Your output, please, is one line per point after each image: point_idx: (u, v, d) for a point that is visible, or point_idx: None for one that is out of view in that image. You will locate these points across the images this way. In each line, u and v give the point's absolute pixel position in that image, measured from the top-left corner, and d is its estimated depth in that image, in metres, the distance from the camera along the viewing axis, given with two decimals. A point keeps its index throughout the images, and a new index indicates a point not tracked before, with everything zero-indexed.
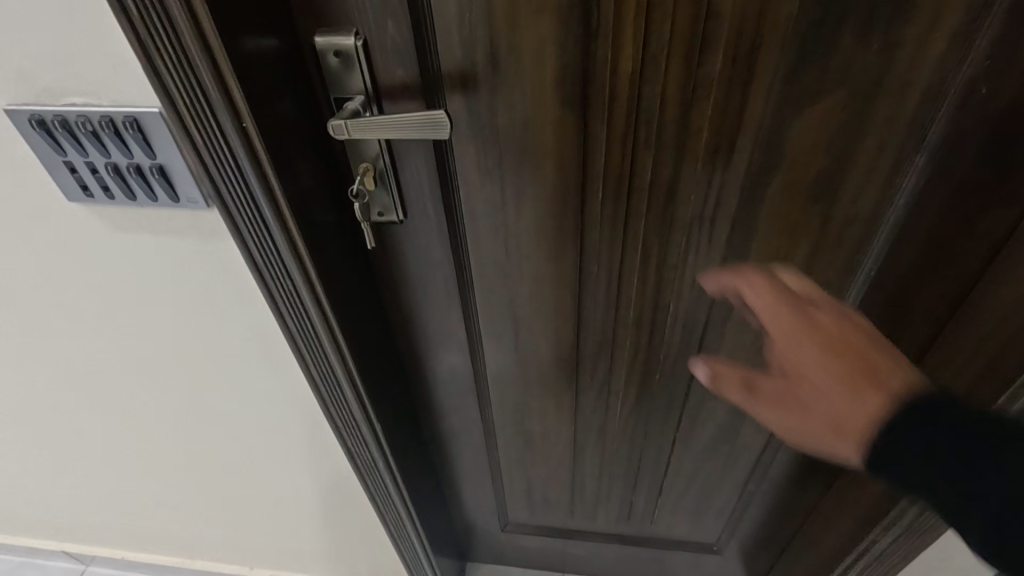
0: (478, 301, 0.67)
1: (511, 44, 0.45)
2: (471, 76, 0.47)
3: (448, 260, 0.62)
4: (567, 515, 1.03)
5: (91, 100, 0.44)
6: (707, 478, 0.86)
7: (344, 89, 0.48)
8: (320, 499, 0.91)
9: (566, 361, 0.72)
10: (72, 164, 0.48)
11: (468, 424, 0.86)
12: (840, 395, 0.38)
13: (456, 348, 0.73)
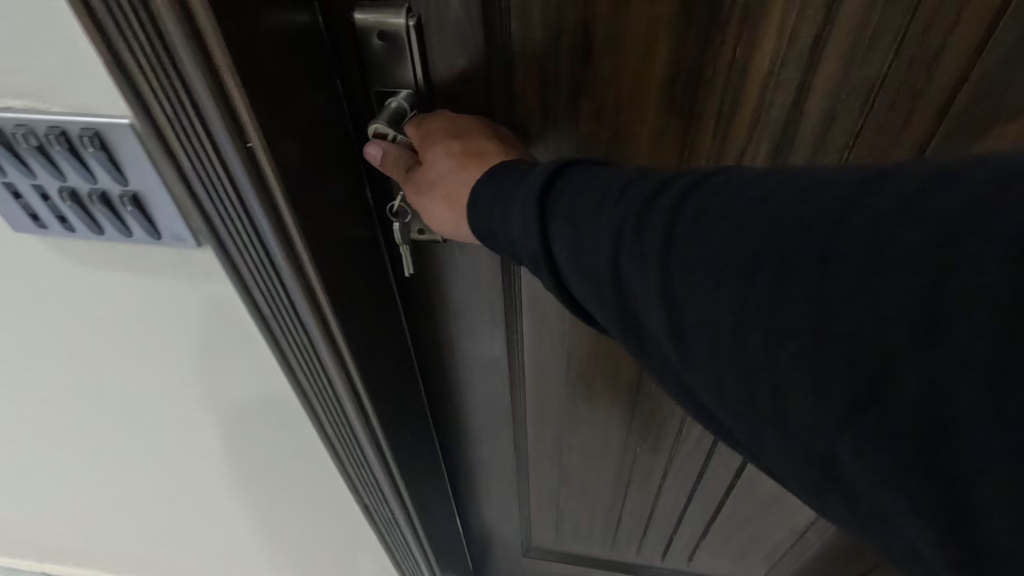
0: (525, 329, 0.58)
1: (609, 30, 0.34)
2: (552, 68, 0.37)
3: (497, 283, 0.53)
4: (598, 546, 0.96)
5: (34, 106, 0.33)
6: (761, 523, 0.78)
7: (385, 79, 0.37)
8: (322, 555, 0.79)
9: (621, 396, 0.63)
10: (16, 188, 0.37)
11: (500, 455, 0.77)
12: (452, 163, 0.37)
13: (494, 380, 0.64)
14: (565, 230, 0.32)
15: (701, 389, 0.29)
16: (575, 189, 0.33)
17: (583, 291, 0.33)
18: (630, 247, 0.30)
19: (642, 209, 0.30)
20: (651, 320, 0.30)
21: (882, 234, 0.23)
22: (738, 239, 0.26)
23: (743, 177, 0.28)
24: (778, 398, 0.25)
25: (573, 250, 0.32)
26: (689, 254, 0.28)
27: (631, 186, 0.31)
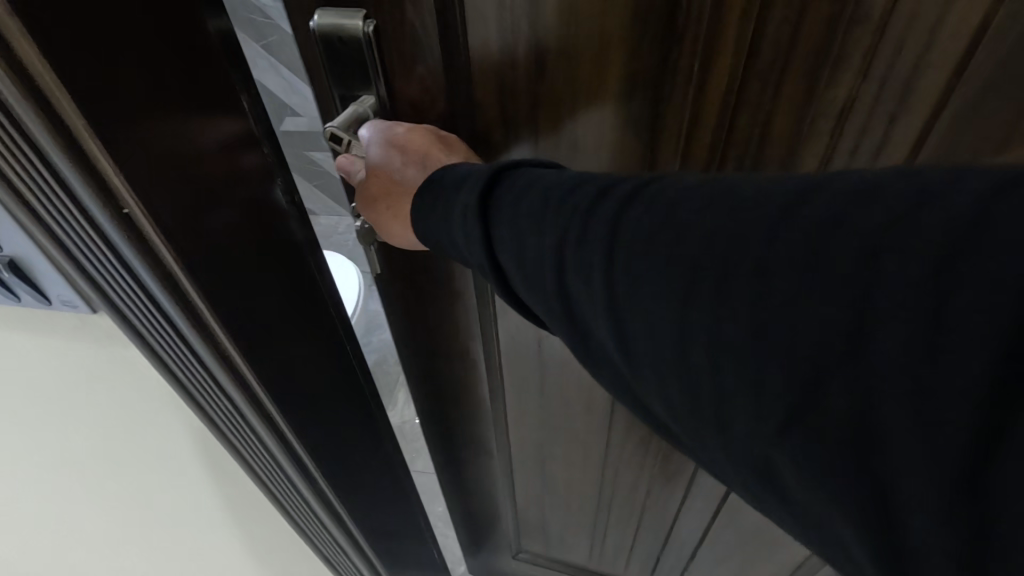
0: (503, 332, 0.57)
1: (559, 39, 0.34)
2: (511, 81, 0.36)
3: (469, 289, 0.52)
4: (587, 553, 0.94)
5: None
6: (749, 554, 0.75)
7: (351, 85, 0.37)
8: None
9: (599, 409, 0.62)
10: None
11: (483, 455, 0.78)
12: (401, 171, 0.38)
13: (473, 382, 0.64)
14: (508, 236, 0.32)
15: (647, 391, 0.29)
16: (520, 191, 0.32)
17: (532, 297, 0.33)
18: (572, 253, 0.29)
19: (582, 214, 0.29)
20: (597, 328, 0.30)
21: (805, 256, 0.22)
22: (671, 258, 0.25)
23: (677, 187, 0.27)
24: (713, 401, 0.25)
25: (517, 253, 0.32)
26: (627, 271, 0.27)
27: (573, 189, 0.31)
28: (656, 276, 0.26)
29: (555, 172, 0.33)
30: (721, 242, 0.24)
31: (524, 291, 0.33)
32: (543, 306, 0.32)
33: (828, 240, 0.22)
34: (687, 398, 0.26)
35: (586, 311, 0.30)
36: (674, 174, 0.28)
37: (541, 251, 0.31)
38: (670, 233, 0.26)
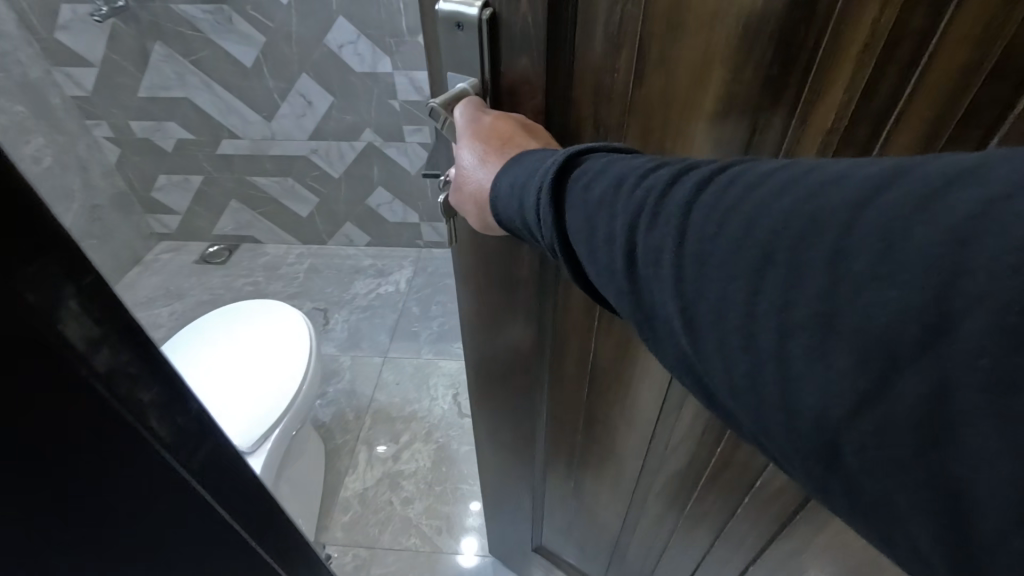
0: (562, 328, 0.60)
1: (663, 49, 0.41)
2: (608, 81, 0.44)
3: (531, 281, 0.56)
4: (607, 561, 0.95)
5: None
6: None
7: (464, 68, 0.47)
8: None
9: (641, 422, 0.65)
10: None
11: (516, 446, 0.83)
12: (482, 149, 0.47)
13: (517, 376, 0.69)
14: (576, 208, 0.42)
15: (704, 345, 0.36)
16: (596, 172, 0.42)
17: (594, 265, 0.42)
18: (644, 228, 0.38)
19: (660, 196, 0.38)
20: (660, 291, 0.38)
21: (882, 235, 0.29)
22: (746, 237, 0.34)
23: (760, 169, 0.35)
24: (756, 338, 0.33)
25: (584, 219, 0.41)
26: (702, 241, 0.35)
27: (649, 174, 0.39)
28: (729, 247, 0.34)
29: (621, 161, 0.41)
30: (797, 226, 0.32)
31: (583, 253, 0.42)
32: (607, 269, 0.41)
33: (908, 231, 0.28)
34: (749, 366, 0.34)
35: (655, 277, 0.38)
36: (747, 166, 0.36)
37: (615, 220, 0.40)
38: (747, 209, 0.34)
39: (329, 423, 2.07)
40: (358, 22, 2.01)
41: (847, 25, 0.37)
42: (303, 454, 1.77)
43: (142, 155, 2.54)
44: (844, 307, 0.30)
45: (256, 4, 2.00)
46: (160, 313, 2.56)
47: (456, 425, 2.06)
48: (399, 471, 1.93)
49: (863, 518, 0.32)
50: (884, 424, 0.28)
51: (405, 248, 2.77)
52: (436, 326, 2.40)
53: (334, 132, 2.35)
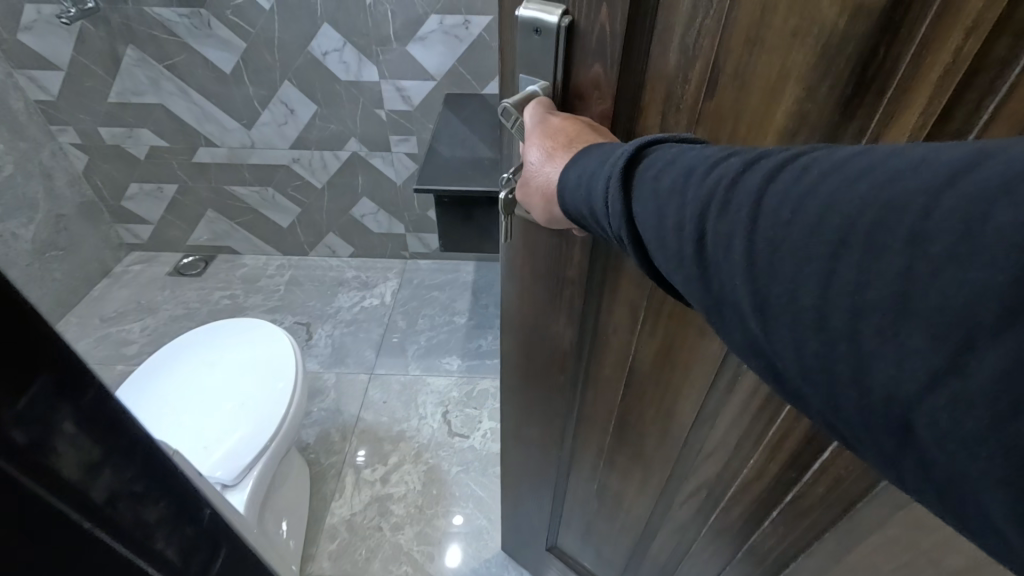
0: (603, 321, 0.70)
1: (737, 68, 0.43)
2: (677, 91, 0.47)
3: (582, 273, 0.65)
4: (630, 545, 1.02)
5: None
6: None
7: (537, 71, 0.52)
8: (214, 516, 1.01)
9: (680, 412, 0.71)
10: None
11: (550, 429, 0.93)
12: (545, 143, 0.51)
13: (558, 356, 0.78)
14: (646, 197, 0.43)
15: (778, 335, 0.37)
16: (666, 162, 0.43)
17: (662, 255, 0.43)
18: (716, 215, 0.39)
19: (729, 184, 0.39)
20: (736, 280, 0.38)
21: (963, 226, 0.29)
22: (821, 224, 0.34)
23: (840, 154, 0.36)
24: (836, 324, 0.33)
25: (652, 207, 0.43)
26: (775, 229, 0.36)
27: (719, 163, 0.40)
28: (808, 238, 0.35)
29: (690, 153, 0.43)
30: (874, 211, 0.32)
31: (649, 240, 0.43)
32: (678, 258, 0.42)
33: (988, 214, 0.28)
34: (823, 343, 0.34)
35: (726, 265, 0.39)
36: (821, 153, 0.37)
37: (686, 209, 0.41)
38: (825, 196, 0.35)
39: (314, 444, 2.01)
40: (343, 30, 1.95)
41: (928, 50, 0.36)
42: (289, 479, 1.71)
43: (111, 162, 2.43)
44: (920, 286, 0.30)
45: (236, 8, 1.93)
46: (131, 328, 2.44)
47: (445, 445, 2.02)
48: (388, 495, 1.88)
49: (935, 495, 0.32)
50: (960, 397, 0.28)
51: (389, 260, 2.73)
52: (423, 340, 2.36)
53: (317, 141, 2.30)
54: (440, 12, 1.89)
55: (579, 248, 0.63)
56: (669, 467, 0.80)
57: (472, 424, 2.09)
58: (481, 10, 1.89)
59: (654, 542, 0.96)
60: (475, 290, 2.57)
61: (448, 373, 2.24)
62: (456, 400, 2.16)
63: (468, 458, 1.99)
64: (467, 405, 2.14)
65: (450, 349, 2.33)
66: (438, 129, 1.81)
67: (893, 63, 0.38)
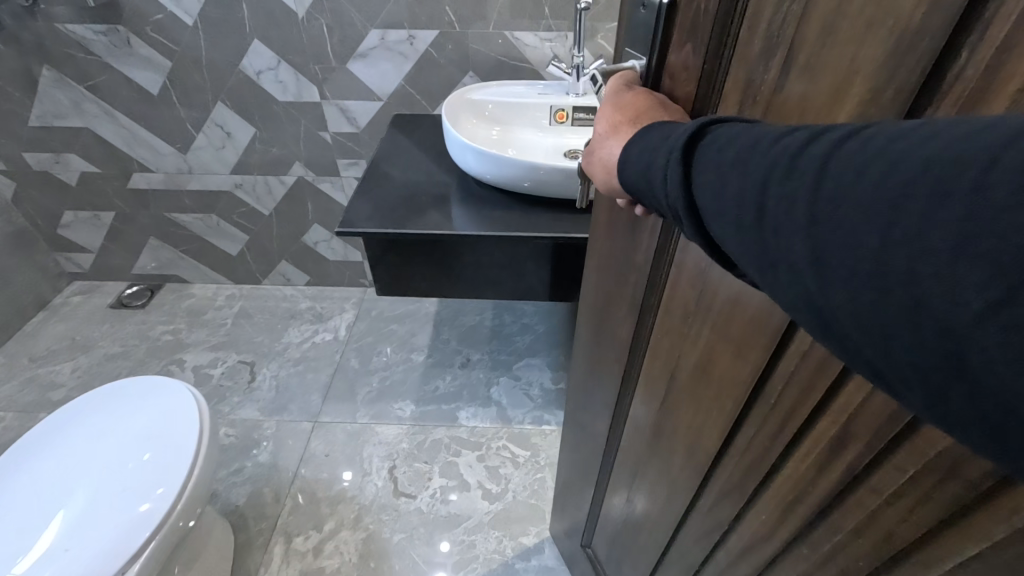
0: (657, 319, 0.76)
1: (809, 60, 0.43)
2: (756, 82, 0.48)
3: (648, 264, 0.73)
4: (655, 553, 1.01)
5: None
6: None
7: (638, 48, 0.60)
8: None
9: (713, 431, 0.72)
10: None
11: (605, 412, 1.03)
12: (612, 113, 0.58)
13: (618, 340, 0.88)
14: (708, 170, 0.43)
15: (831, 293, 0.34)
16: (727, 140, 0.42)
17: (717, 222, 0.42)
18: (777, 184, 0.37)
19: (790, 155, 0.37)
20: (792, 242, 0.36)
21: None
22: (881, 185, 0.31)
23: (903, 126, 0.32)
24: (893, 279, 0.30)
25: (714, 176, 0.42)
26: (836, 191, 0.33)
27: (785, 137, 0.38)
28: (866, 197, 0.32)
29: (752, 135, 0.41)
30: (938, 170, 0.29)
31: (709, 209, 0.43)
32: (738, 222, 0.40)
33: None
34: (877, 294, 0.31)
35: (783, 229, 0.36)
36: (890, 127, 0.33)
37: (749, 183, 0.39)
38: (884, 158, 0.31)
39: (243, 508, 1.71)
40: (277, 46, 1.71)
41: (1009, 55, 0.31)
42: (201, 554, 1.45)
43: (42, 190, 2.17)
44: (982, 231, 0.26)
45: (156, 23, 1.68)
46: (60, 369, 2.19)
47: (389, 508, 1.70)
48: (318, 570, 1.57)
49: (999, 448, 0.28)
50: (1021, 325, 0.24)
51: (348, 288, 2.47)
52: (375, 382, 2.05)
53: (258, 166, 2.04)
54: (382, 26, 1.65)
55: (646, 237, 0.71)
56: (701, 480, 0.79)
57: (421, 482, 1.76)
58: (427, 23, 1.64)
59: (672, 560, 0.96)
60: (437, 322, 2.26)
61: (399, 421, 1.92)
62: (406, 453, 1.83)
63: (413, 523, 1.67)
64: (417, 460, 1.82)
65: (405, 393, 2.01)
66: (389, 151, 1.70)
67: (978, 60, 0.33)
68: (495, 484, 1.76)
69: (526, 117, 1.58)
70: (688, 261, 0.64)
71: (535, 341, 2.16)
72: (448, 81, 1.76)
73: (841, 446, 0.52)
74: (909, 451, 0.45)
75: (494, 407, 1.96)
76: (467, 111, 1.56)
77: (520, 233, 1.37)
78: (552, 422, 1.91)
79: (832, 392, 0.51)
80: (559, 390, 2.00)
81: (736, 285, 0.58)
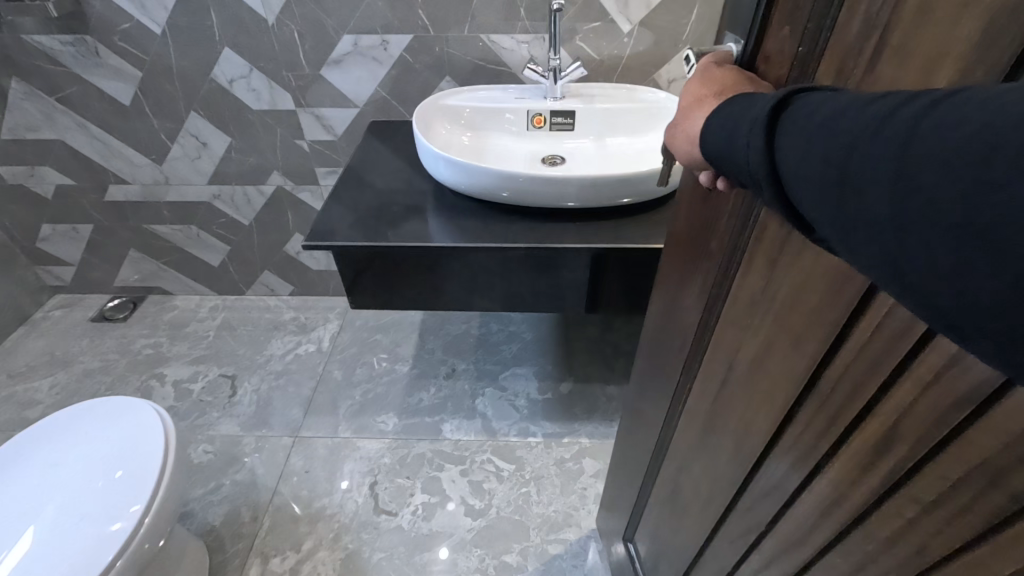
0: (722, 312, 0.71)
1: (907, 37, 0.39)
2: (850, 64, 0.44)
3: (722, 254, 0.68)
4: (693, 550, 0.96)
5: None
6: None
7: (737, 30, 0.56)
8: None
9: (762, 432, 0.67)
10: None
11: (657, 409, 1.00)
12: (697, 83, 0.54)
13: (681, 334, 0.84)
14: (798, 132, 0.38)
15: (912, 249, 0.31)
16: (818, 103, 0.38)
17: (799, 189, 0.38)
18: (866, 144, 0.34)
19: (878, 113, 0.34)
20: (871, 202, 0.33)
21: None
22: (965, 143, 0.28)
23: (996, 87, 0.29)
24: (975, 232, 0.28)
25: (803, 137, 0.38)
26: (924, 151, 0.30)
27: (878, 99, 0.35)
28: (950, 151, 0.29)
29: (850, 97, 0.37)
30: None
31: (791, 174, 0.39)
32: (820, 189, 0.36)
33: None
34: (959, 248, 0.28)
35: (865, 189, 0.34)
36: (984, 87, 0.30)
37: (831, 145, 0.36)
38: (970, 115, 0.29)
39: (219, 528, 1.66)
40: (247, 54, 1.67)
41: None
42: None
43: (18, 203, 2.13)
44: None
45: (124, 32, 1.65)
46: (38, 387, 2.15)
47: (368, 526, 1.65)
48: None
49: None
50: None
51: (333, 298, 2.43)
52: (358, 396, 2.00)
53: (236, 176, 2.00)
54: (354, 32, 1.61)
55: (725, 219, 0.65)
56: (743, 481, 0.75)
57: (402, 498, 1.71)
58: (400, 28, 1.60)
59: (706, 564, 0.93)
60: (422, 332, 2.21)
61: (381, 435, 1.87)
62: (387, 468, 1.79)
63: (393, 542, 1.62)
64: (398, 475, 1.77)
65: (388, 406, 1.96)
66: (365, 160, 1.65)
67: None
68: (478, 499, 1.71)
69: (501, 124, 1.55)
70: (766, 245, 0.59)
71: (521, 350, 2.12)
72: (425, 86, 1.72)
73: (886, 448, 0.48)
74: (954, 459, 0.42)
75: (478, 419, 1.91)
76: (442, 119, 1.53)
77: (496, 243, 1.33)
78: (538, 434, 1.86)
79: (883, 390, 0.48)
80: (547, 400, 1.95)
81: (807, 268, 0.53)
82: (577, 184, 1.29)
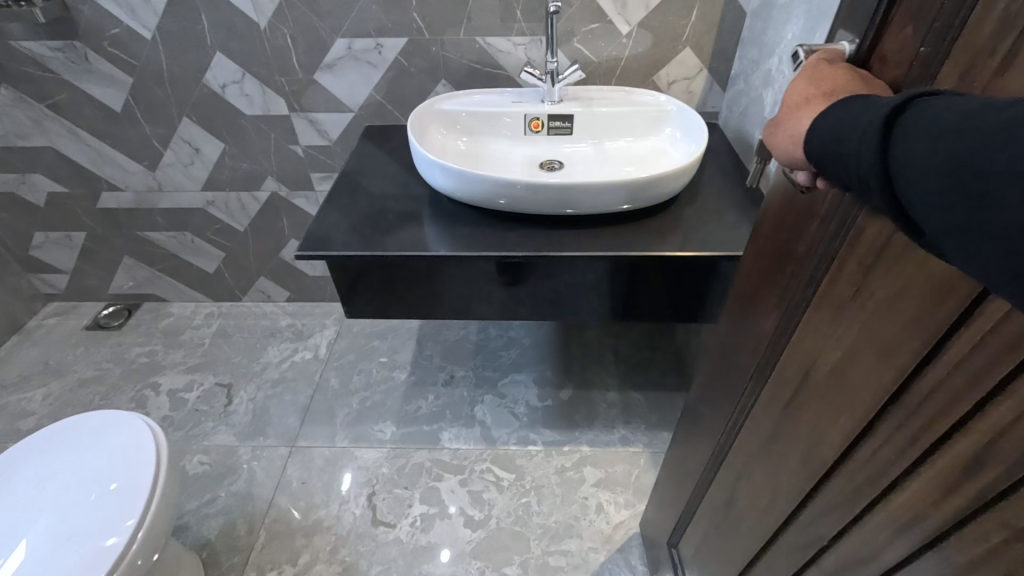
0: (799, 320, 0.67)
1: None
2: (979, 67, 0.41)
3: (805, 260, 0.63)
4: (747, 558, 0.94)
5: None
6: None
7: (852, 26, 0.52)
8: None
9: (833, 446, 0.64)
10: None
11: (716, 415, 0.98)
12: (804, 80, 0.52)
13: (751, 342, 0.80)
14: (919, 136, 0.38)
15: None
16: (945, 107, 0.37)
17: (913, 193, 0.38)
18: (997, 150, 0.33)
19: (1012, 119, 0.33)
20: (1000, 208, 0.33)
21: None
22: None
23: None
24: None
25: (924, 140, 0.37)
26: None
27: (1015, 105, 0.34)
28: None
29: (983, 102, 0.36)
30: None
31: (903, 177, 0.39)
32: (938, 193, 0.36)
33: None
34: None
35: (992, 195, 0.33)
36: None
37: (954, 149, 0.36)
38: None
39: (214, 541, 1.63)
40: (239, 58, 1.65)
41: None
42: None
43: (9, 212, 2.10)
44: None
45: (113, 38, 1.62)
46: (32, 397, 2.12)
47: (366, 538, 1.62)
48: None
49: None
50: None
51: (330, 304, 2.40)
52: (355, 404, 1.97)
53: (230, 182, 1.97)
54: (347, 36, 1.58)
55: (814, 222, 0.60)
56: (807, 494, 0.72)
57: (400, 509, 1.69)
58: (394, 31, 1.57)
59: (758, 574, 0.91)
60: (420, 338, 2.19)
61: (380, 444, 1.85)
62: (385, 478, 1.76)
63: (391, 554, 1.59)
64: (397, 485, 1.74)
65: (386, 414, 1.93)
66: (359, 166, 1.62)
67: None
68: (477, 510, 1.68)
69: (498, 130, 1.52)
70: (858, 252, 0.54)
71: (520, 355, 2.09)
72: (420, 90, 1.70)
73: (978, 467, 0.46)
74: None
75: (478, 427, 1.88)
76: (437, 124, 1.50)
77: (492, 250, 1.30)
78: (538, 442, 1.84)
79: (983, 406, 0.45)
80: (547, 407, 1.92)
81: (907, 277, 0.49)
82: (580, 190, 1.26)
